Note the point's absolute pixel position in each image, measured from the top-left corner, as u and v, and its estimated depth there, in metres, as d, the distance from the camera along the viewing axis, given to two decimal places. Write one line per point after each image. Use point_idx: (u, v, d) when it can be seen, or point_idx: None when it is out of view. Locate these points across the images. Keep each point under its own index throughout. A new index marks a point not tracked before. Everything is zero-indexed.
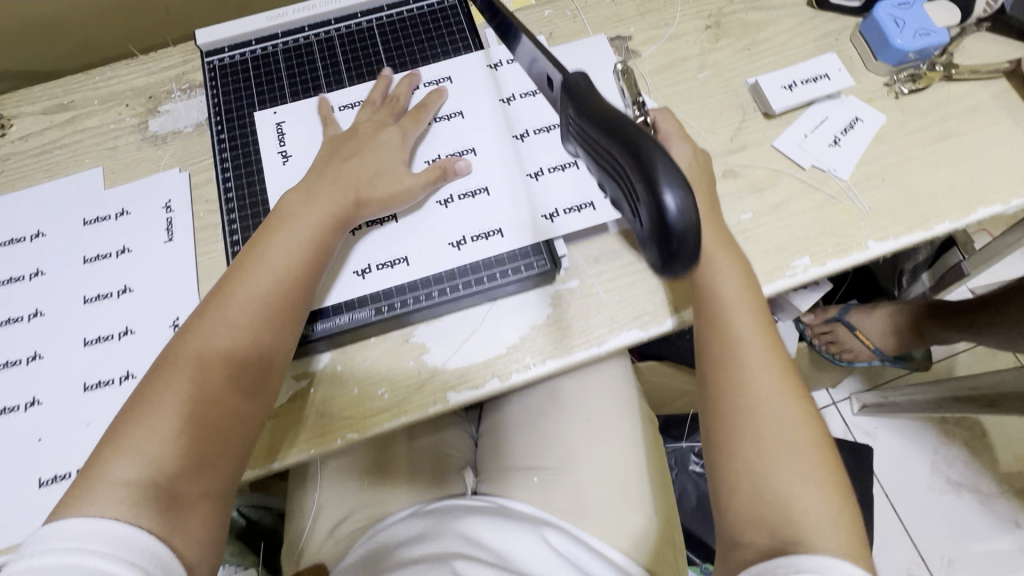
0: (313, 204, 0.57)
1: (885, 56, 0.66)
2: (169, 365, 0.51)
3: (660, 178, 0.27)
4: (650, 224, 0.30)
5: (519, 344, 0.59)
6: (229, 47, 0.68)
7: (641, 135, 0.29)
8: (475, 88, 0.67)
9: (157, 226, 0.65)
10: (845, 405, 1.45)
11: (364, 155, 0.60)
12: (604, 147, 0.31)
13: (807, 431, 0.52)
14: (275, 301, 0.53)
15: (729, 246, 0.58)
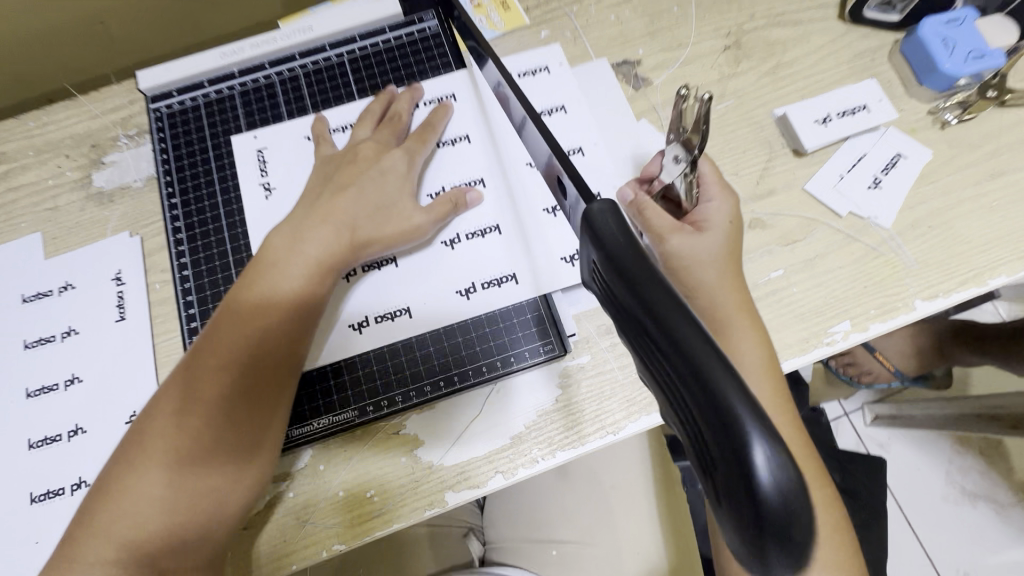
0: (302, 244, 0.49)
1: (930, 81, 0.59)
2: (148, 421, 0.44)
3: (752, 434, 0.20)
4: (727, 481, 0.21)
5: (525, 433, 0.51)
6: (178, 91, 0.60)
7: (708, 355, 0.22)
8: (483, 105, 0.58)
9: (107, 302, 0.57)
10: (858, 417, 1.29)
11: (361, 183, 0.52)
12: (657, 351, 0.24)
13: (838, 527, 0.44)
14: (265, 343, 0.45)
15: (749, 311, 0.49)
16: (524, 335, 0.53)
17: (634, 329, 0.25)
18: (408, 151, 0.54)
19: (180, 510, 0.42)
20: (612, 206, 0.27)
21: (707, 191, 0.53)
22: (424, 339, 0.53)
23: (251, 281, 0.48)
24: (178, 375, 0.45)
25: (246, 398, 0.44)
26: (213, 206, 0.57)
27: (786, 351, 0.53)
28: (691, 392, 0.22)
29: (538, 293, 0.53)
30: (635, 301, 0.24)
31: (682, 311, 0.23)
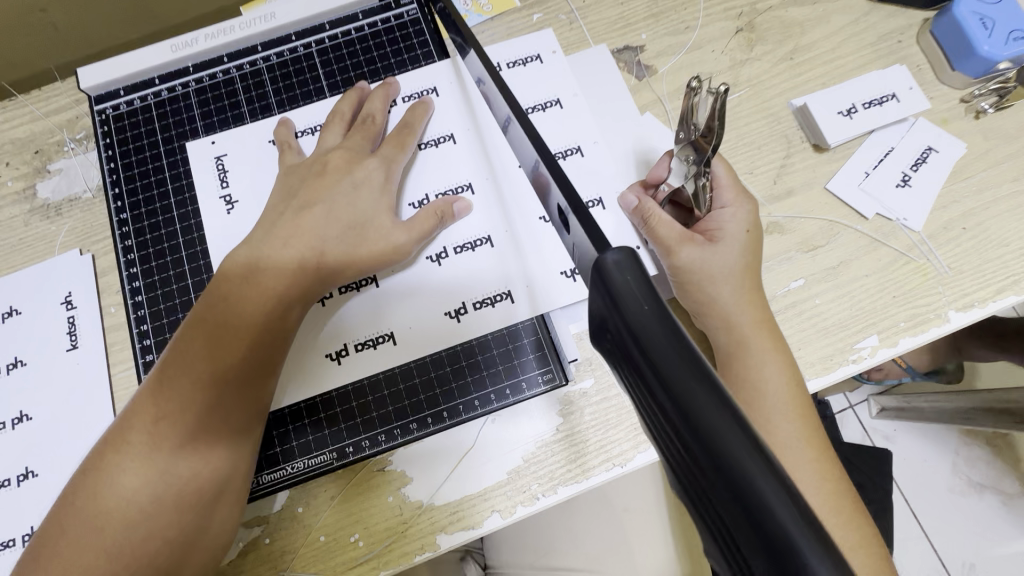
0: (265, 270, 0.44)
1: (965, 65, 0.53)
2: (103, 470, 0.40)
3: None
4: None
5: (523, 467, 0.46)
6: (125, 90, 0.54)
7: (772, 493, 0.17)
8: (465, 103, 0.52)
9: (54, 329, 0.50)
10: (862, 408, 1.15)
11: (331, 198, 0.47)
12: (688, 458, 0.18)
13: (881, 567, 0.39)
14: (227, 381, 0.42)
15: (770, 331, 0.44)
16: (520, 362, 0.48)
17: (667, 437, 0.19)
18: (384, 159, 0.48)
19: (139, 566, 0.39)
20: (633, 258, 0.22)
21: (721, 196, 0.47)
22: (410, 368, 0.48)
23: (211, 311, 0.43)
24: (133, 417, 0.42)
25: (209, 441, 0.42)
26: (168, 222, 0.51)
27: (810, 370, 0.48)
28: (754, 545, 0.16)
29: (534, 313, 0.47)
30: (669, 404, 0.19)
31: (737, 427, 0.18)
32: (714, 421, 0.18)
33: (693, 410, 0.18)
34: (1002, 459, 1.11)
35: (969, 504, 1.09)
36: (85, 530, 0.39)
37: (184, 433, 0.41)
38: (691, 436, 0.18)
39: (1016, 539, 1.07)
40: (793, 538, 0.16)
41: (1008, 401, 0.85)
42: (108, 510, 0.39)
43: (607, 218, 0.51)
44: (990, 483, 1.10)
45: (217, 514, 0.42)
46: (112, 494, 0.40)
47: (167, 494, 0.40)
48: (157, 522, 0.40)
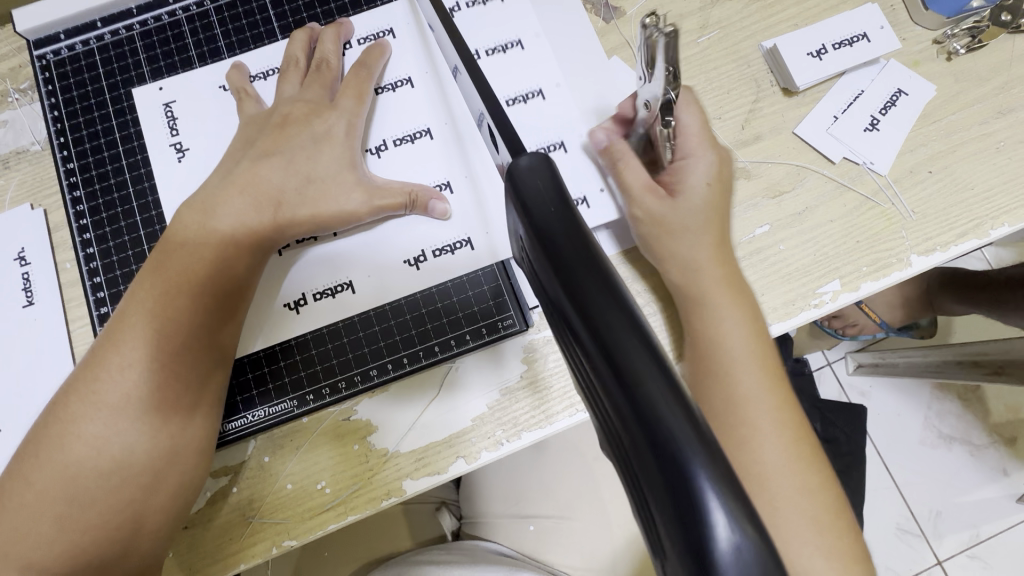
0: (217, 217, 0.43)
1: (938, 4, 0.52)
2: (68, 421, 0.40)
3: (690, 471, 0.16)
4: (672, 540, 0.17)
5: (487, 414, 0.47)
6: (65, 34, 0.51)
7: (656, 386, 0.18)
8: (423, 47, 0.50)
9: (9, 286, 0.49)
10: (840, 364, 1.17)
11: (291, 149, 0.45)
12: (588, 357, 0.20)
13: (827, 499, 0.40)
14: (188, 327, 0.41)
15: (727, 274, 0.44)
16: (481, 310, 0.48)
17: (568, 335, 0.21)
18: (345, 110, 0.47)
19: (112, 512, 0.39)
20: (545, 164, 0.24)
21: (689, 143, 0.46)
22: (369, 317, 0.48)
23: (165, 258, 0.43)
24: (94, 366, 0.41)
25: (173, 390, 0.41)
26: (117, 173, 0.49)
27: (772, 315, 0.48)
28: (638, 432, 0.18)
29: (496, 260, 0.48)
30: (573, 311, 0.20)
31: (626, 318, 0.19)
32: (610, 319, 0.19)
33: (591, 312, 0.19)
34: (972, 412, 1.14)
35: (938, 455, 1.13)
36: (53, 481, 0.39)
37: (146, 381, 0.40)
38: (583, 325, 0.20)
39: (979, 487, 1.11)
40: (662, 410, 0.17)
41: (982, 355, 0.88)
42: (75, 460, 0.39)
43: (570, 162, 0.50)
44: (959, 435, 1.13)
45: (187, 461, 0.42)
46: (77, 444, 0.40)
47: (133, 442, 0.40)
48: (124, 456, 0.40)
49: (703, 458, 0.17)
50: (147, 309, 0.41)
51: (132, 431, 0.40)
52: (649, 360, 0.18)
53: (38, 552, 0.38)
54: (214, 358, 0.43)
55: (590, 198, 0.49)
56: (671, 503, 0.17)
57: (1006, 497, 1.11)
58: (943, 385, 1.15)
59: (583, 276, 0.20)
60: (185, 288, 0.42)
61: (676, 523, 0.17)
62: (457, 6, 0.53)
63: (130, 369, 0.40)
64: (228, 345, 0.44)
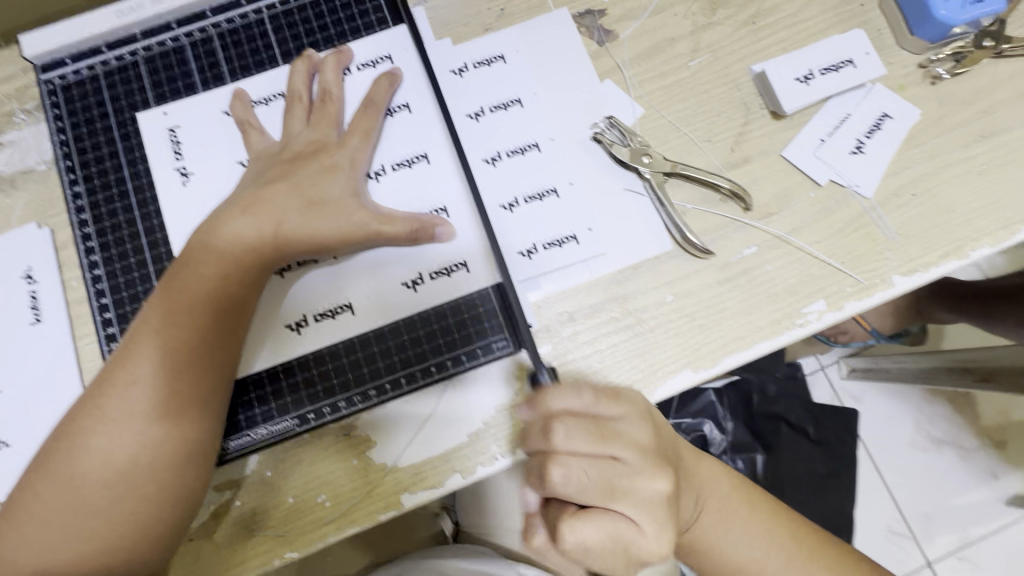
0: (220, 238, 0.45)
1: (923, 30, 0.53)
2: (76, 436, 0.41)
3: None
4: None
5: (483, 430, 0.48)
6: (71, 59, 0.52)
7: None
8: (426, 85, 0.51)
9: (18, 304, 0.51)
10: (833, 369, 1.18)
11: (297, 176, 0.47)
12: None
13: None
14: (192, 349, 0.43)
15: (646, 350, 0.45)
16: (476, 331, 0.49)
17: None
18: (351, 147, 0.48)
19: (118, 524, 0.41)
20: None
21: (597, 437, 0.40)
22: (368, 339, 0.49)
23: (171, 279, 0.44)
24: (103, 384, 0.42)
25: (176, 409, 0.42)
26: (122, 196, 0.51)
27: (759, 334, 0.50)
28: None
29: (491, 281, 0.49)
30: None
31: None
32: None
33: None
34: (961, 416, 1.16)
35: (928, 459, 1.14)
36: (63, 492, 0.41)
37: (152, 398, 0.42)
38: None
39: (969, 489, 1.13)
40: None
41: (970, 361, 0.90)
42: (82, 473, 0.41)
43: (563, 207, 0.52)
44: (949, 439, 1.15)
45: (189, 477, 0.43)
46: (85, 458, 0.41)
47: (140, 457, 0.41)
48: (132, 470, 0.41)
49: None
50: (156, 330, 0.43)
51: (141, 447, 0.41)
52: None
53: (55, 558, 0.40)
54: (218, 377, 0.44)
55: (581, 235, 0.51)
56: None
57: (995, 499, 1.13)
58: (934, 389, 1.17)
59: None
60: (194, 311, 0.43)
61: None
62: (465, 65, 0.54)
63: (138, 387, 0.42)
64: (232, 364, 0.45)
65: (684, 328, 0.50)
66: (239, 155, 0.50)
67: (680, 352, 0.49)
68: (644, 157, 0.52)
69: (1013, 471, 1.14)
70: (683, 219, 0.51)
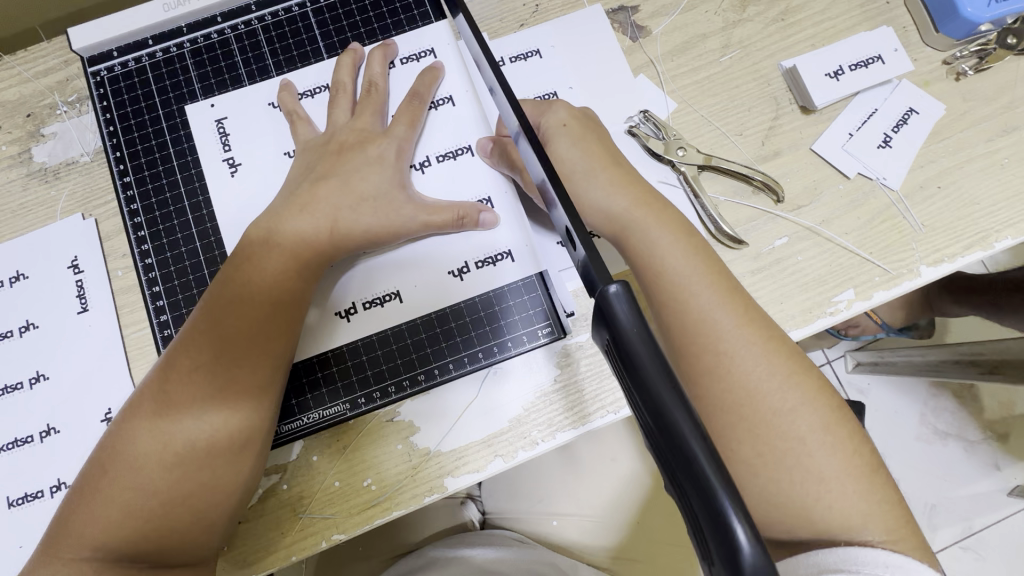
0: (281, 233, 0.46)
1: (949, 27, 0.54)
2: (142, 418, 0.43)
3: (721, 508, 0.21)
4: (710, 555, 0.22)
5: (525, 416, 0.49)
6: (118, 52, 0.54)
7: (697, 443, 0.22)
8: (466, 80, 0.53)
9: (65, 293, 0.52)
10: (840, 363, 1.21)
11: (347, 168, 0.48)
12: (639, 408, 0.24)
13: (889, 494, 0.41)
14: (251, 339, 0.44)
15: (629, 184, 0.47)
16: (521, 318, 0.51)
17: (626, 386, 0.25)
18: (398, 136, 0.49)
19: (174, 505, 0.42)
20: (630, 291, 0.25)
21: (656, 200, 0.47)
22: (415, 325, 0.50)
23: (232, 272, 0.45)
24: (166, 369, 0.44)
25: (236, 396, 0.43)
26: (171, 186, 0.52)
27: (791, 322, 0.51)
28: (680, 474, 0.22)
29: (535, 269, 0.51)
30: (627, 371, 0.25)
31: (668, 380, 0.23)
32: (656, 382, 0.23)
33: (642, 372, 0.24)
34: (967, 409, 1.18)
35: (935, 451, 1.16)
36: (126, 472, 0.42)
37: (214, 385, 0.43)
38: (635, 382, 0.24)
39: (973, 481, 1.15)
40: (699, 463, 0.22)
41: (977, 354, 0.92)
42: (145, 455, 0.42)
43: None
44: (954, 431, 1.17)
45: (244, 463, 0.44)
46: (149, 441, 0.42)
47: (203, 441, 0.43)
48: (192, 454, 0.43)
49: (730, 498, 0.21)
50: (217, 320, 0.44)
51: (203, 432, 0.43)
52: (684, 410, 0.22)
53: (113, 535, 0.41)
54: (275, 367, 0.45)
55: None
56: (697, 488, 0.21)
57: (1000, 490, 1.15)
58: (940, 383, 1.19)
59: (635, 343, 0.24)
60: (254, 302, 0.44)
61: (663, 436, 0.23)
62: (502, 60, 0.55)
63: (201, 375, 0.43)
64: (288, 355, 0.46)
65: None
66: (286, 147, 0.51)
67: None
68: (678, 150, 0.53)
69: (1017, 463, 1.16)
70: (717, 211, 0.53)
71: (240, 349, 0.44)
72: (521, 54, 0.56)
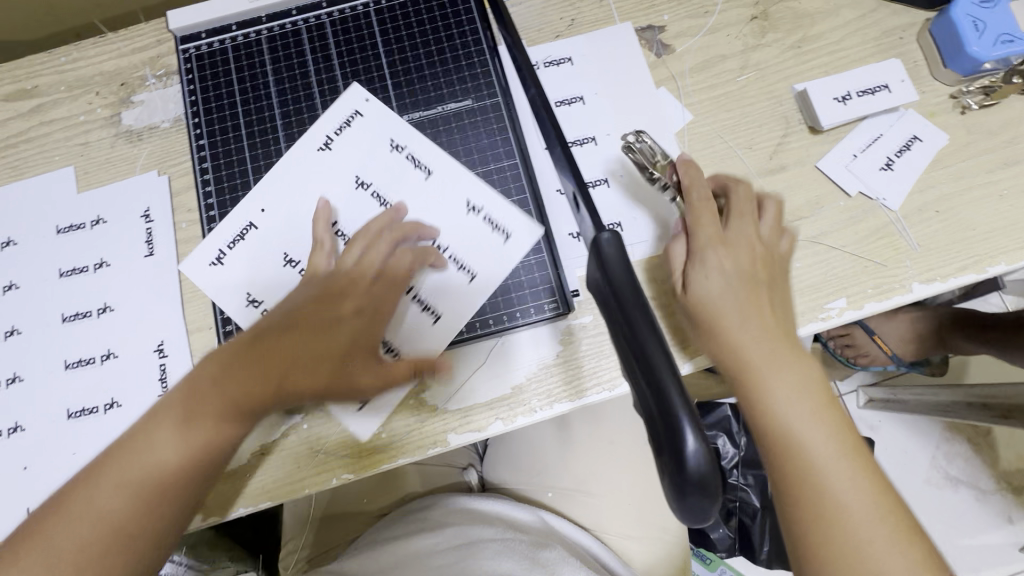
0: (258, 348, 0.48)
1: (956, 64, 0.58)
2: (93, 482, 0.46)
3: (677, 409, 0.26)
4: (663, 463, 0.27)
5: (526, 385, 0.54)
6: (206, 33, 0.62)
7: (650, 342, 0.28)
8: (479, 171, 0.58)
9: (136, 238, 0.59)
10: (851, 398, 1.20)
11: (327, 323, 0.51)
12: (622, 338, 0.30)
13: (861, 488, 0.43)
14: (210, 436, 0.47)
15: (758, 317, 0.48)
16: (530, 292, 0.56)
17: (611, 319, 0.31)
18: (383, 302, 0.52)
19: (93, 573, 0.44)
20: (620, 240, 0.32)
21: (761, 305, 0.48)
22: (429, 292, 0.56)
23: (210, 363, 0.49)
24: (130, 440, 0.47)
25: (179, 495, 0.46)
26: (238, 151, 0.59)
27: None
28: (640, 381, 0.28)
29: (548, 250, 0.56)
30: (613, 303, 0.31)
31: (640, 305, 0.30)
32: (635, 314, 0.29)
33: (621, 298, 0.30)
34: (980, 455, 1.17)
35: (942, 494, 1.15)
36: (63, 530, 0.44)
37: (163, 468, 0.46)
38: (618, 311, 0.30)
39: (982, 530, 1.13)
40: (654, 361, 0.28)
41: (990, 398, 0.88)
42: (109, 507, 0.45)
43: (611, 195, 0.58)
44: (965, 476, 1.15)
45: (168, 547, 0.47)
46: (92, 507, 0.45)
47: (133, 517, 0.45)
48: (122, 527, 0.45)
49: (687, 414, 0.26)
50: (183, 405, 0.47)
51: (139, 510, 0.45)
52: (650, 330, 0.29)
53: None
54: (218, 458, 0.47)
55: (624, 223, 0.58)
56: (657, 396, 0.27)
57: (1010, 543, 1.12)
58: (954, 426, 1.17)
59: (620, 279, 0.31)
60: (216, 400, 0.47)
61: (635, 361, 0.29)
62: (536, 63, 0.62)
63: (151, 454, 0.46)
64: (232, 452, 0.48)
65: None
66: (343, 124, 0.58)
67: None
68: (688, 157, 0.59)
69: None
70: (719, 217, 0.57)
71: (194, 437, 0.46)
72: (554, 61, 0.62)
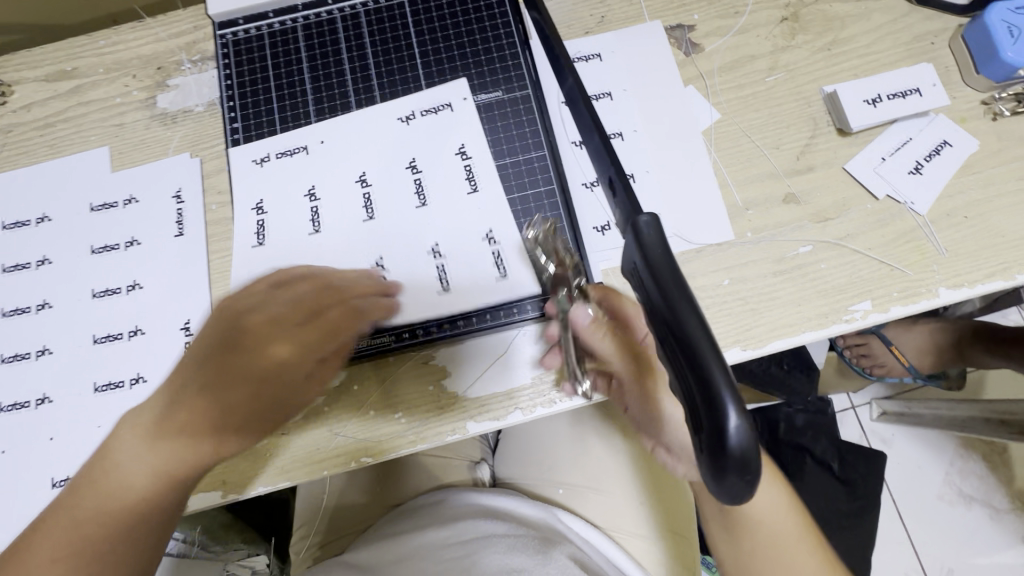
0: (152, 412, 0.44)
1: (988, 70, 0.58)
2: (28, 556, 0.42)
3: (722, 391, 0.26)
4: (705, 441, 0.27)
5: (546, 375, 0.54)
6: (242, 20, 0.63)
7: (693, 325, 0.28)
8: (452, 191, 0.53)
9: (167, 218, 0.60)
10: (864, 410, 1.18)
11: (232, 380, 0.43)
12: (661, 320, 0.30)
13: None
14: (145, 498, 0.43)
15: None
16: None
17: (649, 302, 0.31)
18: (309, 351, 0.45)
19: None
20: (658, 223, 0.32)
21: None
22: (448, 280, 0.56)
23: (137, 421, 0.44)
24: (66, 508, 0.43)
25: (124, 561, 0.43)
26: (271, 135, 0.60)
27: (807, 324, 0.54)
28: (683, 362, 0.29)
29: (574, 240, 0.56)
30: (652, 286, 0.31)
31: (681, 286, 0.30)
32: (677, 297, 0.29)
33: (661, 280, 0.30)
34: (996, 473, 1.15)
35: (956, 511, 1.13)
36: None
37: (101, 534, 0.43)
38: (657, 293, 0.30)
39: (998, 550, 1.10)
40: (698, 343, 0.28)
41: (1009, 413, 0.87)
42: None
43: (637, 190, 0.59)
44: (980, 493, 1.14)
45: None
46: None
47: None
48: None
49: (732, 396, 0.27)
50: (116, 468, 0.43)
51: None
52: (693, 311, 0.29)
53: None
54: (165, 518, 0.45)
55: None
56: (700, 377, 0.27)
57: None
58: (970, 442, 1.16)
59: (660, 260, 0.31)
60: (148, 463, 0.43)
61: (677, 342, 0.29)
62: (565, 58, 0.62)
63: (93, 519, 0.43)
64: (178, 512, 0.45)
65: (737, 309, 0.55)
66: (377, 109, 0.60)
67: (728, 330, 0.55)
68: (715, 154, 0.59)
69: None
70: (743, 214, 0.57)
71: (132, 502, 0.43)
72: (584, 56, 0.62)
